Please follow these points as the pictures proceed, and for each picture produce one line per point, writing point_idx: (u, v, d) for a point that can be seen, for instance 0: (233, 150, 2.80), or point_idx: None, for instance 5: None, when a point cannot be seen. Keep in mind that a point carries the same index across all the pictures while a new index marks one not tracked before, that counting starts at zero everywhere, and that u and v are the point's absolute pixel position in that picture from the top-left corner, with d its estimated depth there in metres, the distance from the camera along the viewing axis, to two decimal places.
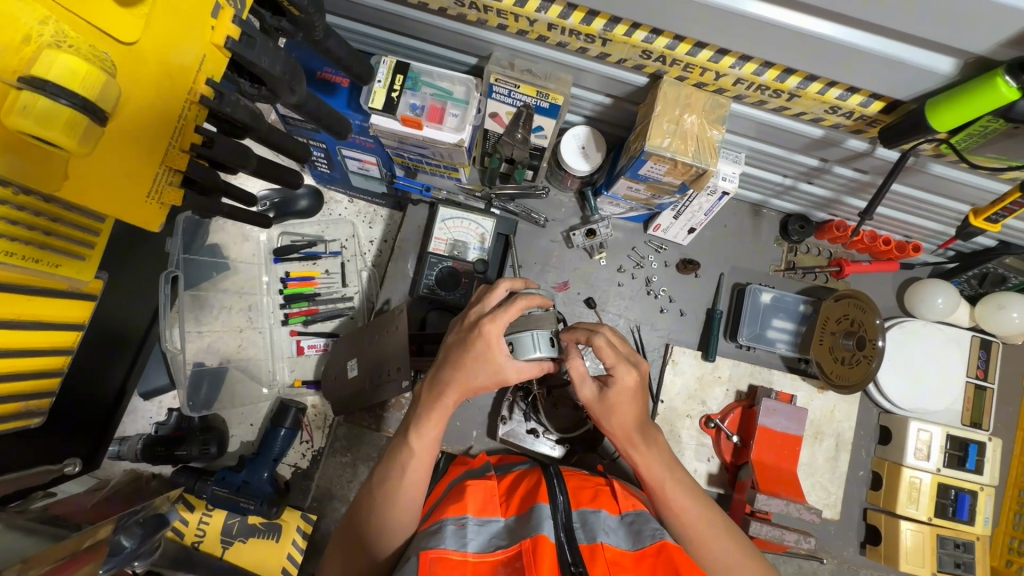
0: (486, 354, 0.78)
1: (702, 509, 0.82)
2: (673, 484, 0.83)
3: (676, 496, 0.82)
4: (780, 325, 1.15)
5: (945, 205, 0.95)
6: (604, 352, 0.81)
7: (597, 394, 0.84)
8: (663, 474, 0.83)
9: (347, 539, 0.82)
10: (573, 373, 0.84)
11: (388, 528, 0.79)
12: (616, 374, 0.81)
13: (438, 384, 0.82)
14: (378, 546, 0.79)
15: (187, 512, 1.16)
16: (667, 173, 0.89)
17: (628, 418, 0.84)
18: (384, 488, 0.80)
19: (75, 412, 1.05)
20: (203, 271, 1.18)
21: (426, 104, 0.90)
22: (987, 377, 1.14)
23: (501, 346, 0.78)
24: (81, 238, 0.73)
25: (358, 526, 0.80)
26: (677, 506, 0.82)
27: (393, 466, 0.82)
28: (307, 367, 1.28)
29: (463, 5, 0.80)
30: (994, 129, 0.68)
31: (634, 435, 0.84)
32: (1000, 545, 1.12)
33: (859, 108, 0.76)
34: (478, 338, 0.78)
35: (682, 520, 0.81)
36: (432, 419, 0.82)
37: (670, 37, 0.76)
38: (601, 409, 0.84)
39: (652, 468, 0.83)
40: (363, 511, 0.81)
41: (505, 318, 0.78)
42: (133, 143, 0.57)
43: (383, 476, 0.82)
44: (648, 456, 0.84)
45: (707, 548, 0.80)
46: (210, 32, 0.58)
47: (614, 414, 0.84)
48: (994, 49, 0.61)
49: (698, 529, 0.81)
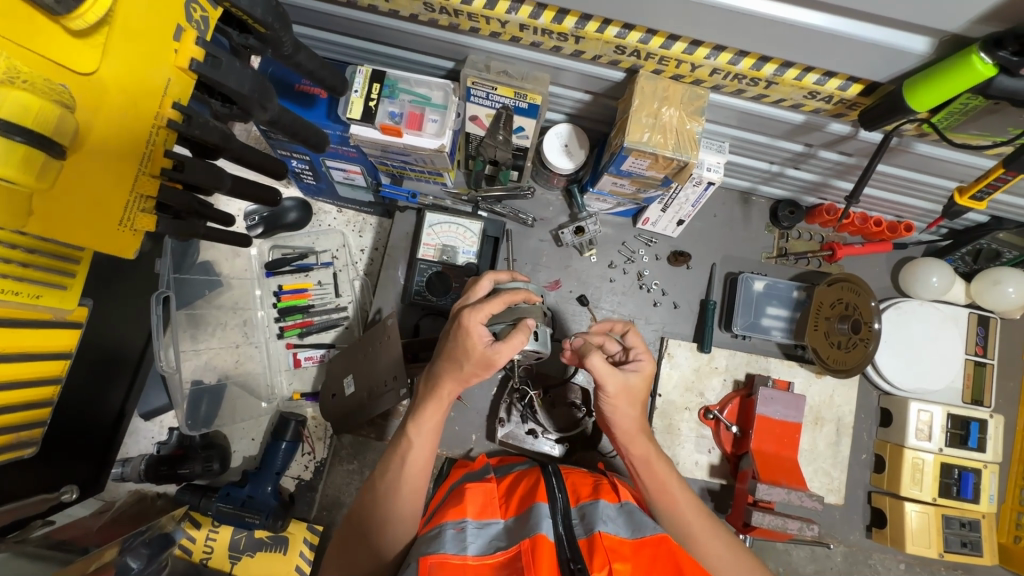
0: (466, 345, 0.77)
1: (702, 510, 0.85)
2: (677, 484, 0.85)
3: (680, 494, 0.84)
4: (775, 312, 1.14)
5: (932, 183, 0.95)
6: (625, 340, 0.88)
7: (619, 385, 0.83)
8: (665, 476, 0.85)
9: (349, 532, 0.82)
10: (597, 369, 0.81)
11: (396, 519, 0.79)
12: (638, 364, 0.85)
13: (433, 376, 0.82)
14: (386, 538, 0.79)
15: (193, 529, 1.16)
16: (650, 167, 0.88)
17: (640, 411, 0.86)
18: (385, 481, 0.81)
19: (74, 437, 1.05)
20: (197, 289, 1.17)
21: (405, 111, 0.90)
22: (986, 353, 1.13)
23: (479, 333, 0.76)
24: (60, 267, 0.72)
25: (361, 518, 0.81)
26: (681, 505, 0.83)
27: (393, 458, 0.82)
28: (305, 379, 1.29)
29: (433, 10, 0.79)
30: (974, 106, 0.68)
31: (639, 436, 0.86)
32: (1006, 522, 1.12)
33: (838, 92, 0.75)
34: (457, 329, 0.78)
35: (684, 517, 0.83)
36: (429, 410, 0.82)
37: (642, 31, 0.75)
38: (622, 398, 0.83)
39: (662, 468, 0.86)
40: (366, 504, 0.81)
41: (486, 308, 0.77)
42: (103, 169, 0.57)
43: (382, 471, 0.82)
44: (655, 454, 0.86)
45: (708, 550, 0.81)
46: (173, 55, 0.58)
47: (632, 405, 0.85)
48: (968, 26, 0.60)
49: (700, 527, 0.82)
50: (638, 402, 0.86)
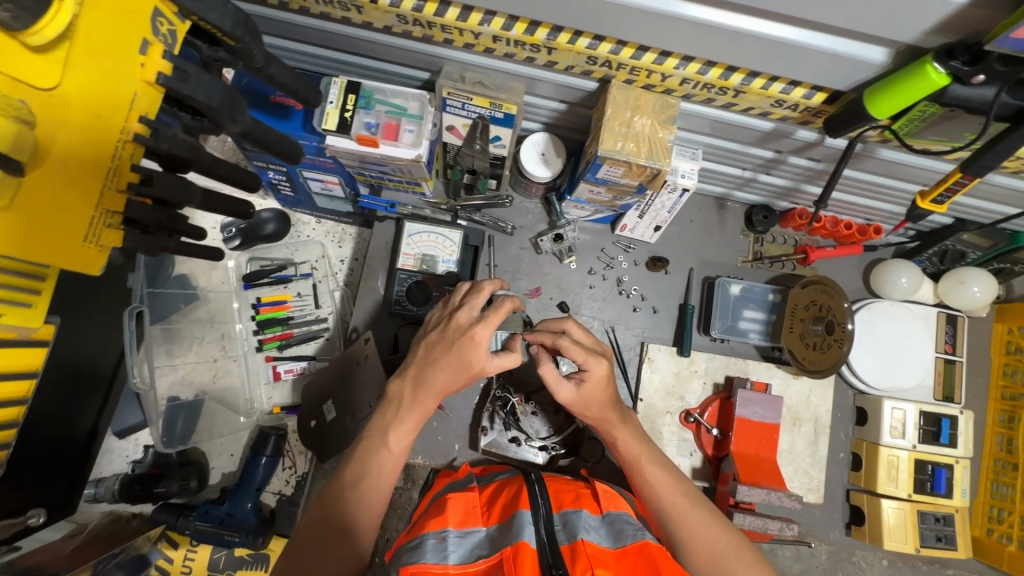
0: (472, 356, 0.78)
1: (678, 483, 0.85)
2: (649, 459, 0.87)
3: (650, 468, 0.86)
4: (752, 315, 1.16)
5: (896, 186, 0.98)
6: (572, 351, 0.81)
7: (576, 392, 0.83)
8: (638, 451, 0.87)
9: (308, 541, 0.74)
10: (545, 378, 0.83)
11: (364, 522, 0.76)
12: (588, 369, 0.82)
13: (423, 381, 0.80)
14: (353, 549, 0.74)
15: (170, 550, 1.14)
16: (624, 175, 0.90)
17: (606, 404, 0.86)
18: (359, 485, 0.78)
19: (45, 457, 1.02)
20: (171, 304, 1.17)
21: (381, 122, 0.89)
22: (955, 350, 1.16)
23: (487, 345, 0.78)
24: (23, 285, 0.69)
25: (330, 522, 0.75)
26: (653, 480, 0.85)
27: (370, 463, 0.80)
28: (286, 393, 1.26)
29: (407, 22, 0.80)
30: (931, 113, 0.71)
31: (612, 415, 0.87)
32: (980, 516, 1.15)
33: (803, 100, 0.77)
34: (465, 339, 0.78)
35: (658, 490, 0.84)
36: (413, 416, 0.81)
37: (612, 42, 0.76)
38: (583, 402, 0.84)
39: (630, 444, 0.87)
40: (335, 509, 0.76)
41: (495, 321, 0.78)
42: (63, 187, 0.57)
43: (357, 473, 0.79)
44: (625, 431, 0.88)
45: (686, 520, 0.81)
46: (140, 69, 0.58)
47: (599, 407, 0.84)
48: (922, 37, 0.62)
49: (674, 501, 0.83)
50: (607, 402, 0.85)
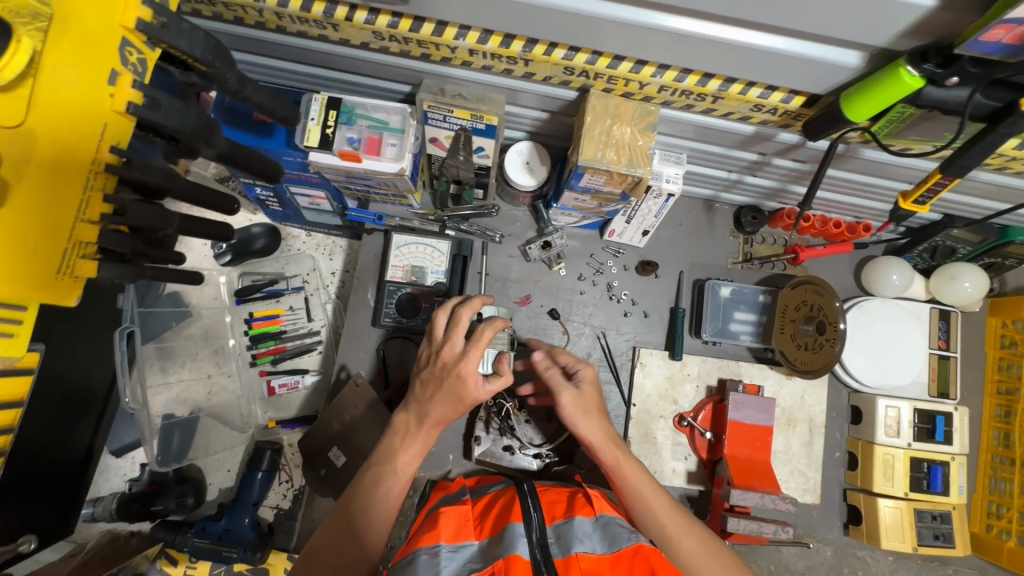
0: (463, 392, 0.80)
1: (678, 509, 0.84)
2: (650, 488, 0.85)
3: (653, 496, 0.84)
4: (743, 317, 1.17)
5: (882, 185, 0.97)
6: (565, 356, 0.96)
7: (574, 395, 0.90)
8: (641, 483, 0.85)
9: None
10: (551, 380, 0.92)
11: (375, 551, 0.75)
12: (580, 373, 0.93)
13: (421, 413, 0.82)
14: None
15: (170, 566, 1.15)
16: (606, 183, 0.90)
17: (602, 425, 0.89)
18: (365, 515, 0.76)
19: (42, 478, 1.03)
20: (163, 322, 1.19)
21: (363, 137, 0.90)
22: (949, 346, 1.15)
23: (475, 382, 0.80)
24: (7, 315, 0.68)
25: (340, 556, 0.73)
26: (655, 509, 0.83)
27: (376, 492, 0.78)
28: (281, 407, 1.27)
29: (383, 38, 0.80)
30: (909, 114, 0.70)
31: (608, 441, 0.88)
32: (979, 512, 1.15)
33: (782, 104, 0.77)
34: (451, 378, 0.80)
35: (659, 519, 0.82)
36: (417, 446, 0.82)
37: (588, 52, 0.76)
38: (581, 407, 0.89)
39: (633, 472, 0.86)
40: (341, 540, 0.75)
41: (478, 355, 0.79)
42: (33, 221, 0.58)
43: (364, 503, 0.77)
44: (625, 459, 0.87)
45: (683, 545, 0.80)
46: (109, 100, 0.59)
47: (589, 413, 0.89)
48: (894, 40, 0.62)
49: (676, 526, 0.82)
50: (596, 409, 0.90)
